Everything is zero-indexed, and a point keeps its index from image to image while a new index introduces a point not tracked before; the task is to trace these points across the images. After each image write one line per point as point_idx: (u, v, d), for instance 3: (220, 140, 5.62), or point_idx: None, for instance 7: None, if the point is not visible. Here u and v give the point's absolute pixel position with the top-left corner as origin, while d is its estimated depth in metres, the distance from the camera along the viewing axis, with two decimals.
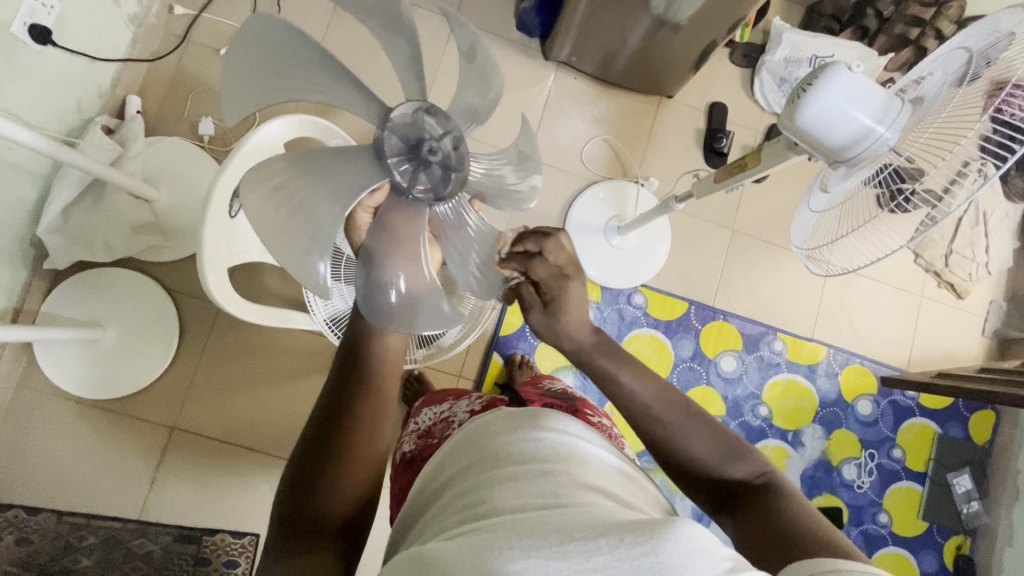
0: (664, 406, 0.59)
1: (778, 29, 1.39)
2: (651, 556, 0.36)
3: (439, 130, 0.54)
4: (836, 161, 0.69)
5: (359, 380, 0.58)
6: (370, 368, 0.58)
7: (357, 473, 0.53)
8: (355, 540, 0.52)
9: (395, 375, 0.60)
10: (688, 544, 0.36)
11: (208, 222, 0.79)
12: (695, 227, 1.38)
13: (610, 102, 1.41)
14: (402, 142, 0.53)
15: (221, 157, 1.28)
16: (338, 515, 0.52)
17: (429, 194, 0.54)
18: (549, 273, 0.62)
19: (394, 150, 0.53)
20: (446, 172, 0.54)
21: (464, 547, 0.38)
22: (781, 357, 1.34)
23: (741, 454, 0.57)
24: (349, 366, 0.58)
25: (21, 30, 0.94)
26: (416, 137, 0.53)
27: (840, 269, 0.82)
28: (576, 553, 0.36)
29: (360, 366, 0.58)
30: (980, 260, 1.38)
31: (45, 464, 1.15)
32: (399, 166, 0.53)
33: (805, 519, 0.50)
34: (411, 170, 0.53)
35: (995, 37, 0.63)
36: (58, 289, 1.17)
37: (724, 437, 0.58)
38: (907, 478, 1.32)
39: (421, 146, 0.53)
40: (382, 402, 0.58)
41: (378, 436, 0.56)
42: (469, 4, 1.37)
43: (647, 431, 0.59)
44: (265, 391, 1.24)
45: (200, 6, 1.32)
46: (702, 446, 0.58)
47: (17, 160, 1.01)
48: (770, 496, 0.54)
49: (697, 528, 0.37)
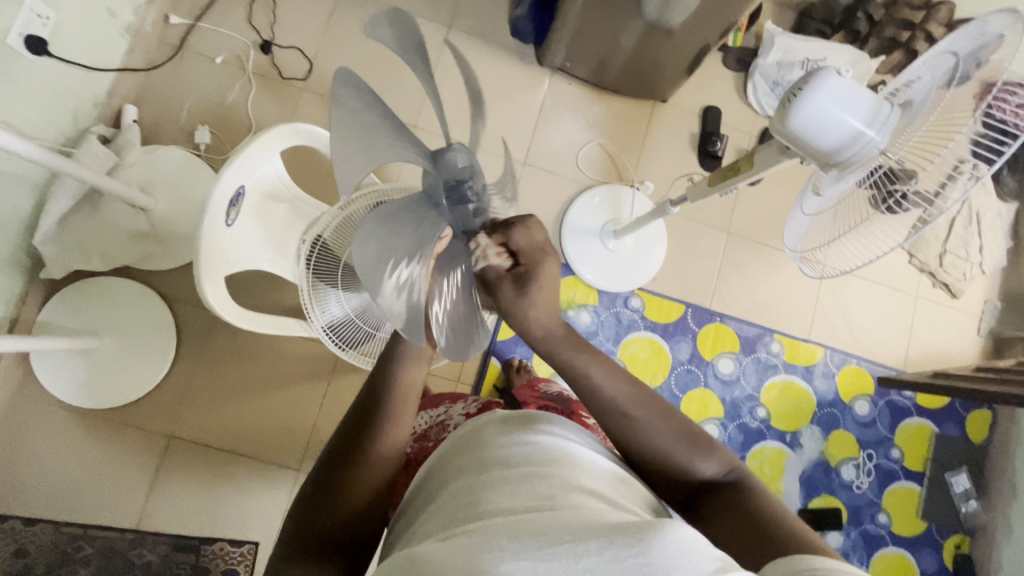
0: (634, 401, 0.59)
1: (770, 33, 1.40)
2: (640, 557, 0.36)
3: (467, 169, 0.51)
4: (828, 165, 0.69)
5: (377, 408, 0.59)
6: (391, 398, 0.59)
7: (361, 489, 0.54)
8: (357, 554, 0.53)
9: (413, 402, 0.61)
10: (679, 546, 0.37)
11: (205, 230, 0.79)
12: (691, 229, 1.38)
13: (606, 107, 1.41)
14: (444, 183, 0.49)
15: (219, 165, 1.29)
16: (340, 528, 0.53)
17: (461, 230, 0.54)
18: (529, 244, 0.59)
19: (440, 189, 0.49)
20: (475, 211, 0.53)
21: (453, 548, 0.39)
22: (778, 358, 1.34)
23: (709, 450, 0.57)
24: (370, 396, 0.59)
25: (16, 40, 0.95)
26: (455, 177, 0.50)
27: (835, 271, 0.83)
28: (565, 555, 0.36)
29: (379, 394, 0.59)
30: (974, 260, 1.38)
31: (42, 474, 1.15)
32: (441, 208, 0.49)
33: (770, 512, 0.52)
34: (452, 214, 0.51)
35: (983, 38, 0.64)
36: (55, 298, 1.17)
37: (685, 429, 0.58)
38: (905, 477, 1.33)
39: (466, 195, 0.51)
40: (396, 426, 0.59)
41: (388, 456, 0.57)
42: (463, 11, 1.39)
43: (611, 419, 0.59)
44: (263, 398, 1.24)
45: (196, 15, 1.32)
46: (666, 442, 0.57)
47: (14, 169, 1.02)
48: (739, 494, 0.55)
49: (687, 530, 0.38)
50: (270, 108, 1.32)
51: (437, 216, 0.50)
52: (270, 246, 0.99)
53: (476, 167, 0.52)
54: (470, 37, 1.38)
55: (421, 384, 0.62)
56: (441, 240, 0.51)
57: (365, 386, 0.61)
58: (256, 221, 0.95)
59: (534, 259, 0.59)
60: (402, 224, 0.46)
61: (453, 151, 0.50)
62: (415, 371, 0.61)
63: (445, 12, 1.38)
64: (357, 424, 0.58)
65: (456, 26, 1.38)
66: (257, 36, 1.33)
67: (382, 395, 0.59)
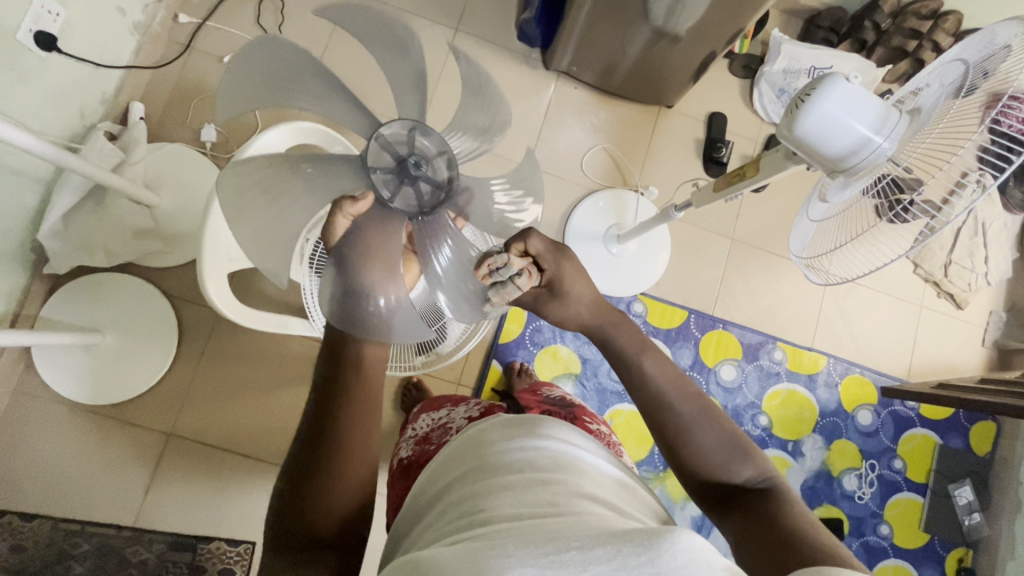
0: (683, 397, 0.60)
1: (777, 40, 1.39)
2: (648, 565, 0.36)
3: (435, 151, 0.57)
4: (835, 172, 0.69)
5: (342, 394, 0.56)
6: (358, 376, 0.57)
7: (351, 476, 0.53)
8: (350, 547, 0.52)
9: (381, 383, 0.59)
10: (685, 555, 0.36)
11: (208, 227, 0.79)
12: (695, 235, 1.38)
13: (611, 111, 1.42)
14: (389, 154, 0.56)
15: (223, 164, 1.29)
16: (332, 531, 0.51)
17: (408, 206, 0.56)
18: (546, 250, 0.63)
19: (384, 172, 0.56)
20: (422, 186, 0.57)
21: (461, 553, 0.38)
22: (781, 367, 1.34)
23: (747, 456, 0.57)
24: (332, 382, 0.57)
25: (25, 36, 0.95)
26: (401, 153, 0.56)
27: (839, 279, 0.82)
28: (573, 562, 0.36)
29: (343, 379, 0.57)
30: (979, 271, 1.37)
31: (38, 471, 1.14)
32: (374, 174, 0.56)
33: (803, 524, 0.51)
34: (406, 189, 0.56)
35: (991, 49, 0.64)
36: (57, 293, 1.17)
37: (733, 437, 0.58)
38: (907, 488, 1.32)
39: (413, 170, 0.56)
40: (370, 411, 0.57)
41: (364, 442, 0.55)
42: (470, 15, 1.39)
43: (656, 408, 0.60)
44: (263, 397, 1.24)
45: (204, 15, 1.33)
46: (707, 444, 0.57)
47: (20, 164, 1.02)
48: (771, 504, 0.54)
49: (695, 539, 0.37)
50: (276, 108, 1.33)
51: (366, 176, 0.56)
52: None
53: (419, 132, 0.57)
54: (476, 40, 1.38)
55: (383, 362, 0.60)
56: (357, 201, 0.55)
57: (322, 372, 0.58)
58: None
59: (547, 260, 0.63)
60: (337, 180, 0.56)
61: (387, 131, 0.57)
62: (378, 349, 0.59)
63: (452, 14, 1.39)
64: (325, 409, 0.56)
65: (463, 29, 1.38)
66: (264, 36, 1.34)
67: (345, 378, 0.57)
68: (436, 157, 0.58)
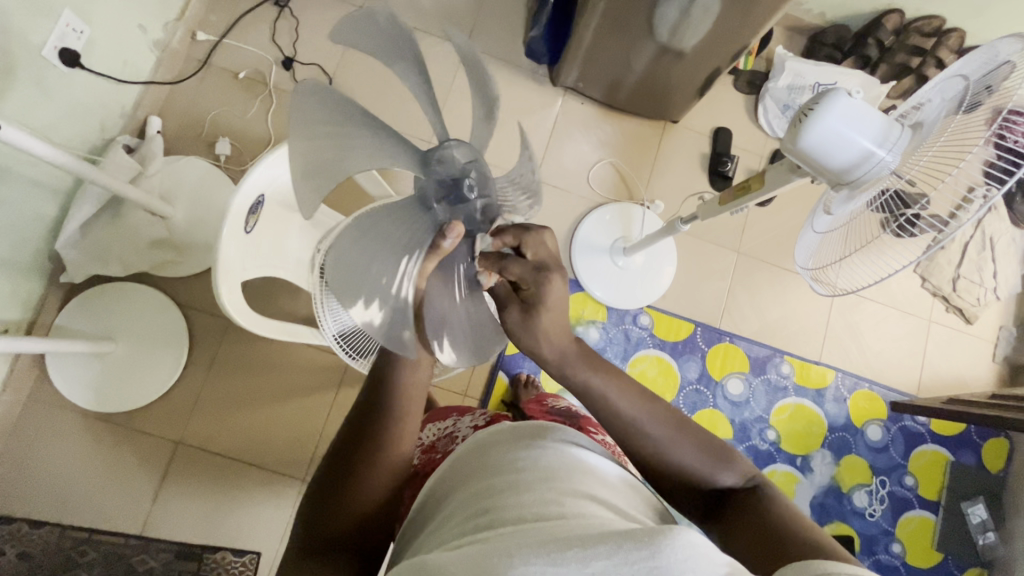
0: (652, 417, 0.56)
1: (781, 57, 1.42)
2: (648, 561, 0.36)
3: (468, 162, 0.49)
4: (839, 185, 0.70)
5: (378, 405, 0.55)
6: (393, 404, 0.54)
7: (370, 492, 0.54)
8: (367, 549, 0.54)
9: (420, 398, 0.56)
10: (685, 551, 0.36)
11: (223, 237, 0.81)
12: (701, 248, 1.39)
13: (617, 126, 1.44)
14: (438, 184, 0.48)
15: (237, 176, 1.32)
16: (350, 531, 0.53)
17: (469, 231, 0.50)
18: (525, 269, 0.53)
19: (433, 188, 0.48)
20: (479, 210, 0.50)
21: (468, 557, 0.39)
22: (788, 381, 1.33)
23: (727, 461, 0.57)
24: (369, 401, 0.55)
25: (50, 53, 0.99)
26: (451, 176, 0.48)
27: (846, 290, 0.83)
28: (575, 560, 0.36)
29: (381, 390, 0.55)
30: (988, 285, 1.37)
31: (48, 480, 1.15)
32: (434, 211, 0.48)
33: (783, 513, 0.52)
34: (452, 214, 0.48)
35: (993, 64, 0.65)
36: (72, 303, 1.20)
37: (710, 444, 0.57)
38: (919, 506, 1.30)
39: (467, 195, 0.49)
40: (402, 434, 0.55)
41: (394, 452, 0.55)
42: (479, 33, 1.43)
43: (622, 435, 0.57)
44: (271, 407, 1.24)
45: (222, 32, 1.37)
46: (684, 458, 0.56)
47: (41, 176, 1.05)
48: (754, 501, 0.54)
49: (697, 537, 0.37)
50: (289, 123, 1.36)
51: (430, 218, 0.48)
52: (285, 255, 1.01)
53: (480, 161, 0.50)
54: (485, 57, 1.42)
55: (425, 386, 0.56)
56: (447, 238, 0.47)
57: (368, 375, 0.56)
58: (272, 229, 0.96)
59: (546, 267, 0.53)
60: (387, 231, 0.45)
61: (450, 147, 0.49)
62: (416, 379, 0.55)
63: (462, 32, 1.42)
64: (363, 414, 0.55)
65: (472, 47, 1.42)
66: (279, 53, 1.37)
67: (380, 399, 0.54)
68: (471, 167, 0.49)
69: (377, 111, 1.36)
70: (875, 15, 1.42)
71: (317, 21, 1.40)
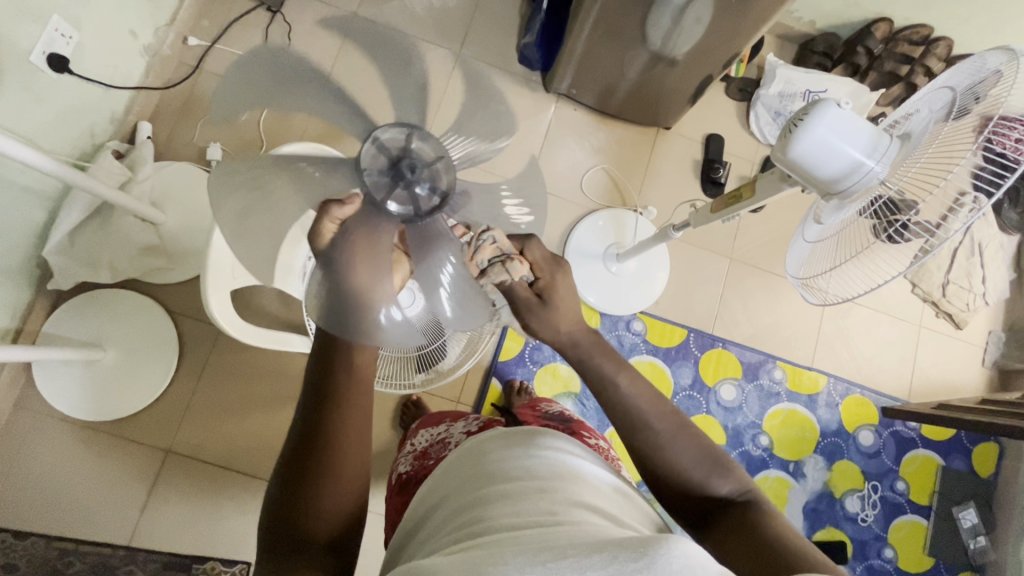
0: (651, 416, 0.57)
1: (772, 65, 1.43)
2: (644, 572, 0.35)
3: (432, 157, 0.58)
4: (829, 194, 0.70)
5: (332, 394, 0.55)
6: (344, 387, 0.56)
7: (347, 478, 0.53)
8: (343, 548, 0.51)
9: (369, 381, 0.58)
10: (682, 560, 0.35)
11: (213, 246, 0.80)
12: (694, 254, 1.39)
13: (610, 132, 1.44)
14: (387, 159, 0.57)
15: (228, 181, 1.31)
16: (325, 529, 0.51)
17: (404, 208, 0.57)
18: (542, 258, 0.60)
19: (380, 162, 0.57)
20: (422, 192, 0.58)
21: (461, 564, 0.38)
22: (781, 387, 1.34)
23: (726, 469, 0.56)
24: (320, 382, 0.56)
25: (39, 58, 0.98)
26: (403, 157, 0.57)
27: (837, 298, 0.83)
28: (570, 569, 0.36)
29: (333, 377, 0.56)
30: (978, 291, 1.37)
31: (35, 488, 1.13)
32: (366, 176, 0.57)
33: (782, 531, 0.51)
34: (387, 184, 0.57)
35: (981, 74, 0.66)
36: (59, 310, 1.18)
37: (709, 452, 0.57)
38: (911, 511, 1.30)
39: (407, 172, 0.57)
40: (360, 413, 0.56)
41: (358, 439, 0.55)
42: (473, 40, 1.43)
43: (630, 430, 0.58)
44: (261, 415, 1.23)
45: (213, 38, 1.36)
46: (684, 459, 0.56)
47: (28, 182, 1.04)
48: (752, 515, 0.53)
49: (694, 545, 0.37)
50: None
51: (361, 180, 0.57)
52: None
53: (442, 158, 0.59)
54: (478, 63, 1.42)
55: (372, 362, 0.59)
56: (347, 203, 0.56)
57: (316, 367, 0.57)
58: None
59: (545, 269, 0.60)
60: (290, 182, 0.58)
61: (416, 140, 0.58)
62: (370, 350, 0.58)
63: (455, 39, 1.42)
64: (318, 403, 0.55)
65: (465, 53, 1.42)
66: None
67: (336, 381, 0.56)
68: (434, 162, 0.58)
69: (370, 118, 1.36)
70: (864, 23, 1.43)
71: (307, 27, 1.39)
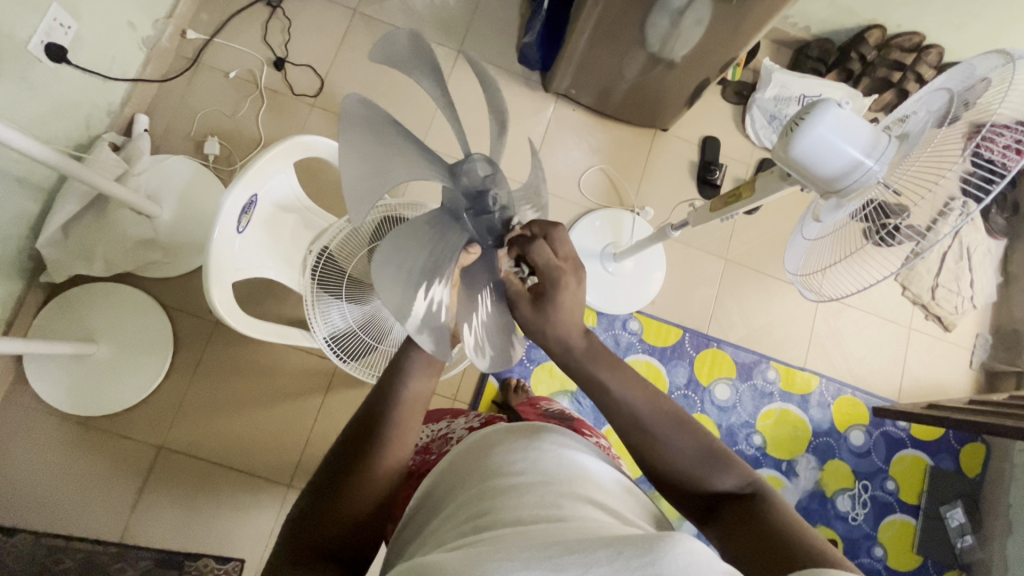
0: (655, 414, 0.57)
1: (768, 69, 1.45)
2: (649, 568, 0.35)
3: (487, 177, 0.56)
4: (827, 192, 0.72)
5: (381, 415, 0.56)
6: (395, 415, 0.56)
7: (372, 486, 0.53)
8: (355, 560, 0.52)
9: (421, 412, 0.58)
10: (686, 557, 0.35)
11: (215, 239, 0.79)
12: (689, 255, 1.41)
13: (608, 133, 1.45)
14: (468, 193, 0.54)
15: (225, 176, 1.30)
16: (342, 538, 0.51)
17: (491, 240, 0.56)
18: (544, 261, 0.57)
19: (462, 199, 0.53)
20: (501, 221, 0.58)
21: (466, 555, 0.39)
22: (774, 386, 1.35)
23: (726, 464, 0.56)
24: (373, 406, 0.57)
25: (37, 48, 0.97)
26: (476, 188, 0.55)
27: (830, 297, 0.84)
28: (575, 565, 0.36)
29: (387, 400, 0.57)
30: (965, 294, 1.42)
31: (25, 485, 1.12)
32: (464, 219, 0.53)
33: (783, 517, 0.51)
34: (476, 223, 0.55)
35: (972, 80, 0.68)
36: (51, 303, 1.17)
37: (708, 446, 0.56)
38: (900, 510, 1.32)
39: (489, 206, 0.56)
40: (402, 437, 0.56)
41: (392, 463, 0.55)
42: (472, 38, 1.43)
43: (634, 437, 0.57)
44: (255, 410, 1.23)
45: (212, 31, 1.36)
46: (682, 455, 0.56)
47: (23, 173, 1.03)
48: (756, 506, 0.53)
49: (697, 543, 0.36)
50: (281, 126, 1.34)
51: (461, 226, 0.53)
52: (275, 255, 0.99)
53: (495, 175, 0.57)
54: (478, 62, 1.43)
55: (429, 397, 0.59)
56: (469, 252, 0.53)
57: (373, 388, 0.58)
58: (266, 231, 0.96)
59: (550, 278, 0.57)
60: (420, 237, 0.47)
61: (473, 162, 0.55)
62: (426, 386, 0.59)
63: (455, 37, 1.43)
64: (365, 421, 0.56)
65: (465, 51, 1.42)
66: (270, 53, 1.36)
67: (388, 405, 0.56)
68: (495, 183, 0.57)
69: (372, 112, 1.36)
70: (857, 30, 1.46)
71: (308, 22, 1.39)
